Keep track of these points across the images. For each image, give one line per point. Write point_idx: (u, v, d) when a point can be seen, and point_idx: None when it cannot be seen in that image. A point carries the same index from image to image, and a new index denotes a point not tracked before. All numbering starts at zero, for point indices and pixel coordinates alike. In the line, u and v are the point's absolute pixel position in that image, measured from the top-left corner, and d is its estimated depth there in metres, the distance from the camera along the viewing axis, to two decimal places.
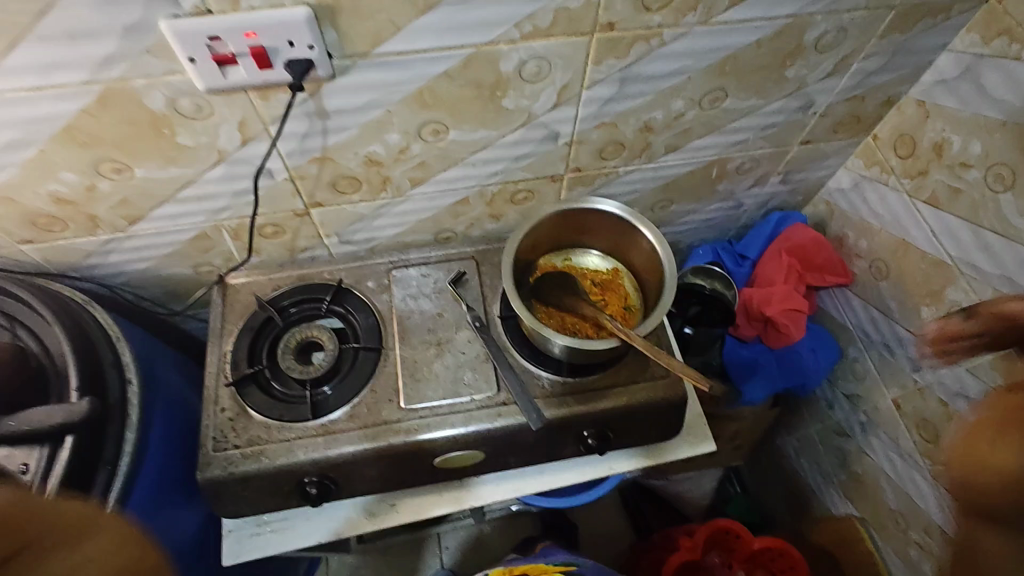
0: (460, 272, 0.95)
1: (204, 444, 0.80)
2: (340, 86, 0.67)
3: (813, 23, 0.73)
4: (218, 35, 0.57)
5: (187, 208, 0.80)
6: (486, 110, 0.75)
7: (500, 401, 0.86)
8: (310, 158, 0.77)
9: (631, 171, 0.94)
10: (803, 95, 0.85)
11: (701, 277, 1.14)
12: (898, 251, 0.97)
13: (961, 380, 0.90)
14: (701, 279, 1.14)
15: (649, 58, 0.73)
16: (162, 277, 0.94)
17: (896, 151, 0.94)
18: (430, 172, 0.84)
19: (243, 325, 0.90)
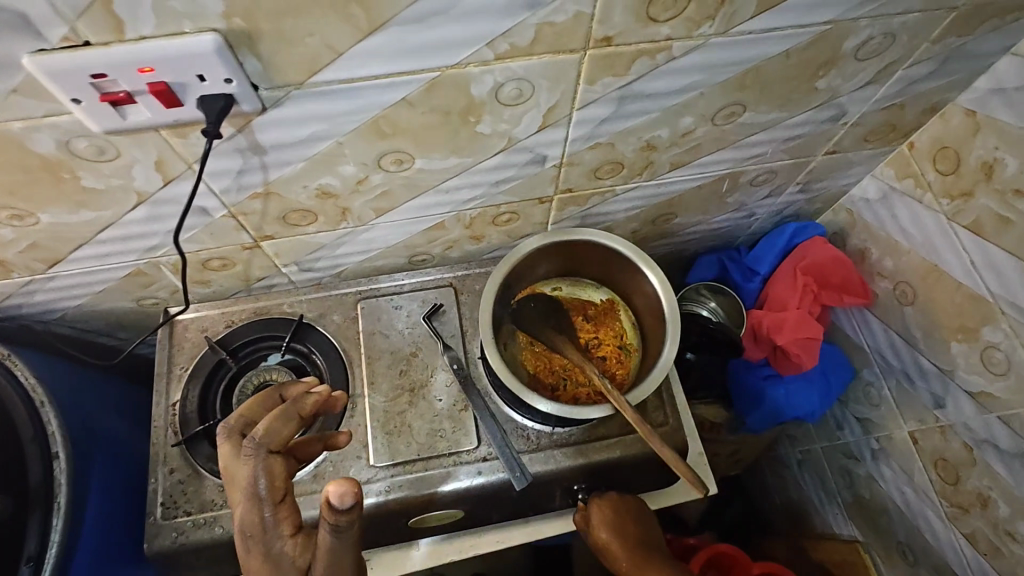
0: (436, 305, 0.85)
1: (152, 511, 0.73)
2: (274, 119, 0.54)
3: (854, 30, 0.60)
4: (102, 72, 0.45)
5: (114, 249, 0.69)
6: (458, 137, 0.63)
7: (480, 457, 0.78)
8: (251, 194, 0.65)
9: (631, 190, 0.82)
10: (834, 106, 0.73)
11: (702, 296, 1.07)
12: (928, 278, 0.86)
13: (991, 427, 0.81)
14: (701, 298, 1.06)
15: (653, 74, 0.59)
16: (101, 312, 0.83)
17: (935, 165, 0.82)
18: (397, 201, 0.73)
19: (192, 370, 0.80)
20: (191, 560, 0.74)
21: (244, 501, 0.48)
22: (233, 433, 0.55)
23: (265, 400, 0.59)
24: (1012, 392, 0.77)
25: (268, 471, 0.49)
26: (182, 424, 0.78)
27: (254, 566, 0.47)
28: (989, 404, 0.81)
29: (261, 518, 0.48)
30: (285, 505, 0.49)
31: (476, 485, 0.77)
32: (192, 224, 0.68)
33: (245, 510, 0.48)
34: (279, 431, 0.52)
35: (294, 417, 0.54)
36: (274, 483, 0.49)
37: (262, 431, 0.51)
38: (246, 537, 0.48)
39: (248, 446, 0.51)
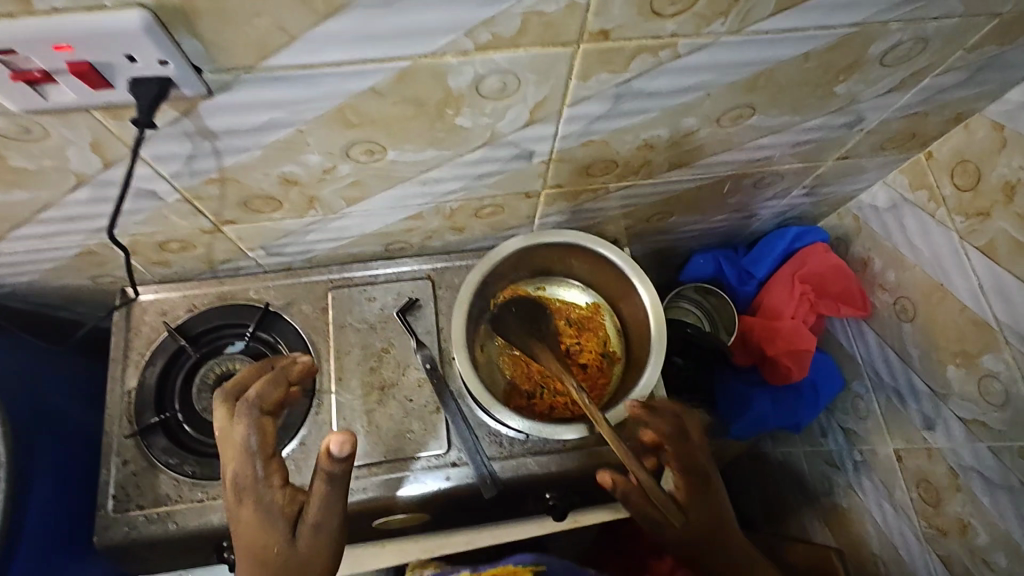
0: (412, 300, 0.81)
1: (103, 504, 0.70)
2: (223, 104, 0.48)
3: (883, 34, 0.54)
4: (11, 48, 0.38)
5: (58, 229, 0.63)
6: (435, 130, 0.56)
7: (450, 461, 0.75)
8: (205, 180, 0.59)
9: (624, 188, 0.76)
10: (852, 111, 0.67)
11: (681, 311, 1.04)
12: (932, 297, 0.82)
13: (979, 456, 0.79)
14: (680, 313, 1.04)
15: (655, 72, 0.53)
16: (54, 288, 0.78)
17: (952, 178, 0.76)
18: (369, 191, 0.67)
19: (150, 356, 0.76)
20: (143, 553, 0.71)
21: (240, 454, 0.52)
22: (230, 397, 0.57)
23: (255, 370, 0.61)
24: (1006, 424, 0.74)
25: (260, 428, 0.54)
26: (138, 413, 0.74)
27: (244, 517, 0.51)
28: (980, 433, 0.78)
29: (257, 468, 0.52)
30: (276, 460, 0.53)
31: (443, 491, 0.74)
32: (142, 207, 0.62)
33: (240, 462, 0.52)
34: (269, 394, 0.57)
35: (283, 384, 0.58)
36: (262, 443, 0.53)
37: (254, 394, 0.56)
38: (239, 489, 0.51)
39: (242, 408, 0.54)
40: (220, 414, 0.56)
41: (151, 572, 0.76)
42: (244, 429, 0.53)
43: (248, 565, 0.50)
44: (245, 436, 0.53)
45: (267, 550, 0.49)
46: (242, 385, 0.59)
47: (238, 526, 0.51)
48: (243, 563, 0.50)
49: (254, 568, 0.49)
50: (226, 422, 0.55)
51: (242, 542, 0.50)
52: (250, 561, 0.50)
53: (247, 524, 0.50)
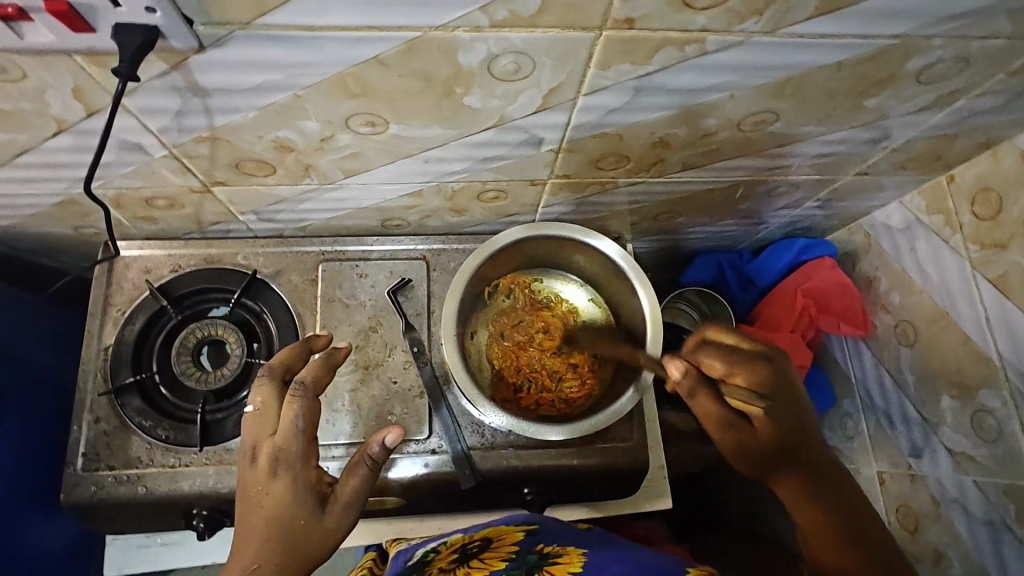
0: (404, 280, 0.78)
1: (71, 461, 0.69)
2: (216, 60, 0.45)
3: (922, 49, 0.51)
4: None
5: (39, 175, 0.60)
6: (441, 108, 0.53)
7: (429, 448, 0.73)
8: (195, 138, 0.56)
9: (634, 184, 0.74)
10: (879, 126, 0.64)
11: (682, 320, 1.01)
12: (936, 324, 0.80)
13: (963, 489, 0.78)
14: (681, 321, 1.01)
15: (679, 67, 0.50)
16: (34, 235, 0.75)
17: (972, 205, 0.73)
18: (367, 164, 0.64)
19: (130, 314, 0.74)
20: (110, 514, 0.70)
21: (286, 430, 0.50)
22: (276, 377, 0.55)
23: (298, 353, 0.59)
24: (996, 460, 0.73)
25: (308, 409, 0.51)
26: (113, 371, 0.72)
27: (276, 491, 0.48)
28: (968, 466, 0.77)
29: (302, 447, 0.50)
30: (316, 444, 0.51)
31: (420, 478, 0.72)
32: (128, 160, 0.59)
33: (286, 438, 0.49)
34: (320, 379, 0.54)
35: (333, 371, 0.56)
36: (308, 421, 0.50)
37: (307, 376, 0.53)
38: (276, 463, 0.49)
39: (295, 387, 0.52)
40: (265, 390, 0.54)
41: (118, 532, 0.75)
42: (295, 407, 0.50)
43: (265, 537, 0.47)
44: (296, 414, 0.50)
45: (292, 525, 0.48)
46: (286, 367, 0.57)
47: (263, 498, 0.48)
48: (259, 534, 0.47)
49: (274, 541, 0.47)
50: (271, 399, 0.53)
51: (266, 514, 0.48)
52: (271, 534, 0.47)
53: (277, 499, 0.48)
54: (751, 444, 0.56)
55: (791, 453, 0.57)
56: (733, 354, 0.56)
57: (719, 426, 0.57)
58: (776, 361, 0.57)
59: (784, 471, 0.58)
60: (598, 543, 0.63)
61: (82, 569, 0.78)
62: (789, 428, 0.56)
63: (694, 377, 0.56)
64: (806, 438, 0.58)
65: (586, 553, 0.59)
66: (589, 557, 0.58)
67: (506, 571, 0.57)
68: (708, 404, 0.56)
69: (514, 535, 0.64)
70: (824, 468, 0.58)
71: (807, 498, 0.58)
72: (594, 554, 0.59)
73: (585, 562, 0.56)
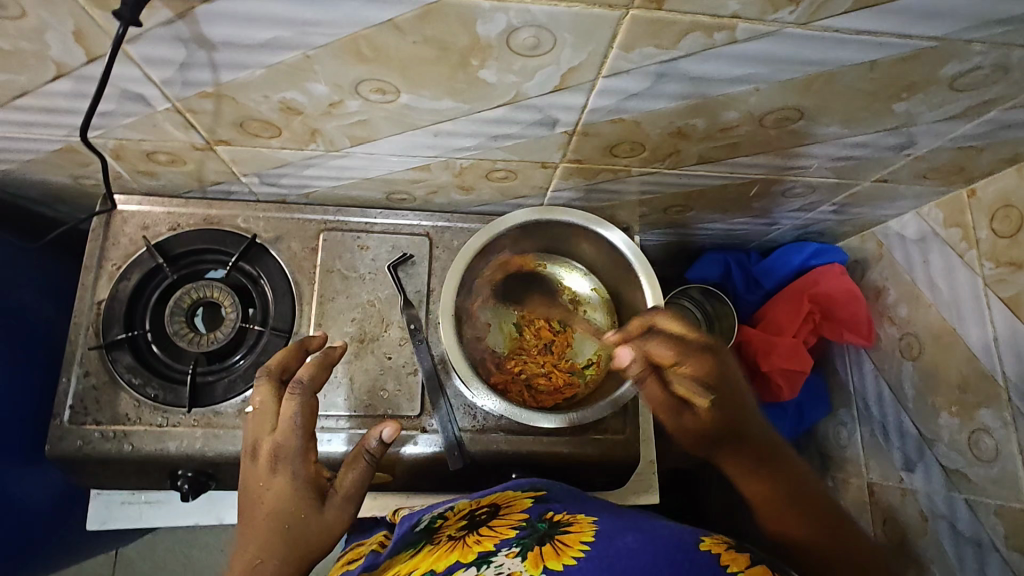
0: (405, 255, 0.78)
1: (58, 413, 0.68)
2: (223, 12, 0.43)
3: (962, 54, 0.49)
4: None
5: (37, 119, 0.58)
6: (456, 79, 0.51)
7: (419, 426, 0.73)
8: (200, 93, 0.54)
9: (647, 174, 0.72)
10: (904, 133, 0.62)
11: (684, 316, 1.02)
12: (941, 339, 0.79)
13: (953, 506, 0.77)
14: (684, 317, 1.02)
15: (706, 54, 0.48)
16: (31, 181, 0.73)
17: (991, 221, 0.72)
18: (375, 134, 0.62)
19: (126, 270, 0.73)
20: (95, 469, 0.70)
21: (286, 427, 0.53)
22: (274, 377, 0.57)
23: (293, 353, 0.60)
24: (989, 480, 0.72)
25: (307, 407, 0.54)
26: (105, 326, 0.71)
27: (277, 486, 0.51)
28: (960, 484, 0.76)
29: (301, 443, 0.53)
30: (315, 441, 0.54)
31: (409, 455, 0.72)
32: (129, 111, 0.57)
33: (285, 434, 0.52)
34: (319, 378, 0.57)
35: (330, 370, 0.58)
36: (307, 420, 0.54)
37: (305, 375, 0.56)
38: (277, 458, 0.52)
39: (294, 386, 0.55)
40: (265, 391, 0.56)
41: (102, 487, 0.75)
42: (295, 404, 0.53)
43: (266, 532, 0.49)
44: (296, 412, 0.53)
45: (293, 519, 0.50)
46: (282, 366, 0.59)
47: (265, 494, 0.51)
48: (260, 529, 0.49)
49: (275, 536, 0.49)
50: (269, 398, 0.56)
51: (267, 509, 0.50)
52: (271, 529, 0.49)
53: (278, 494, 0.51)
54: (694, 427, 0.62)
55: (737, 436, 0.60)
56: (678, 344, 0.61)
57: (666, 408, 0.63)
58: (723, 353, 0.61)
59: (729, 455, 0.61)
60: (608, 510, 0.61)
61: (65, 520, 0.78)
62: (729, 414, 0.60)
63: (641, 363, 0.63)
64: (747, 423, 0.61)
65: (597, 521, 0.57)
66: (601, 525, 0.55)
67: (516, 539, 0.54)
68: (655, 389, 0.63)
69: (522, 502, 0.61)
70: (772, 454, 0.60)
71: (757, 485, 0.59)
72: (605, 522, 0.56)
73: (596, 531, 0.54)
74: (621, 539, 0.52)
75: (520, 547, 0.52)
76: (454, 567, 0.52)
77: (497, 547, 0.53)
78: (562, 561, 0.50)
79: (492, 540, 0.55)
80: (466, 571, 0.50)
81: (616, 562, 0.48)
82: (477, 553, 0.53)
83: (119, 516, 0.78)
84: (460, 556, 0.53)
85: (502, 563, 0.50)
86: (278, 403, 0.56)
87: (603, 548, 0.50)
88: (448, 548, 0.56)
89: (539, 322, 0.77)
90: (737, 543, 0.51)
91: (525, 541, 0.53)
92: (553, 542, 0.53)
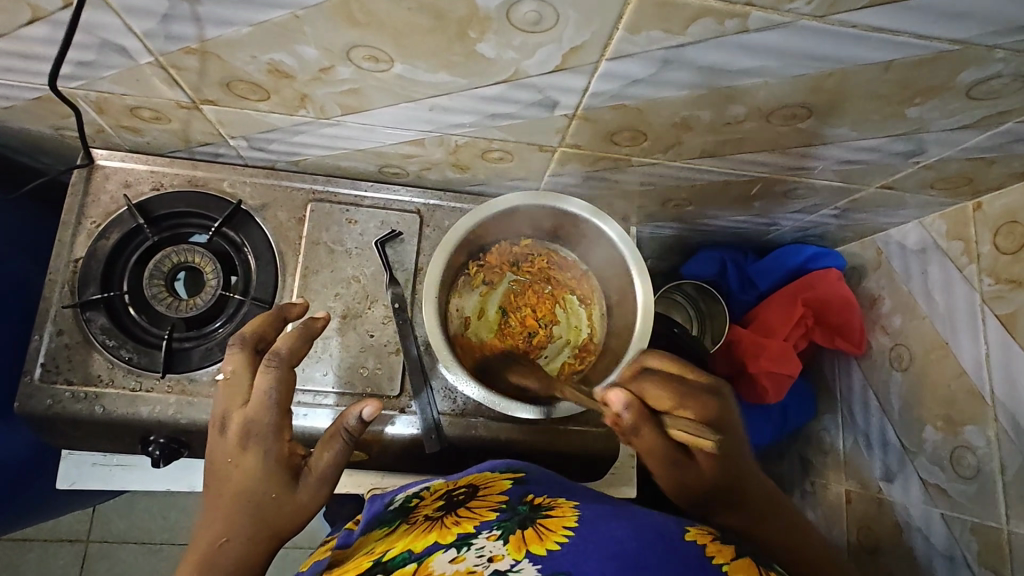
0: (395, 232, 0.76)
1: (29, 370, 0.67)
2: None
3: (981, 60, 0.46)
4: None
5: (13, 64, 0.56)
6: (452, 52, 0.49)
7: (398, 407, 0.72)
8: (184, 48, 0.51)
9: (648, 164, 0.70)
10: (914, 139, 0.60)
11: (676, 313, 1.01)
12: (933, 353, 0.78)
13: (929, 519, 0.77)
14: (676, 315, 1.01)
15: (715, 42, 0.45)
16: (11, 129, 0.71)
17: (994, 236, 0.70)
18: (368, 104, 0.59)
19: (104, 228, 0.71)
20: (66, 428, 0.69)
21: (258, 403, 0.51)
22: (250, 346, 0.55)
23: (271, 320, 0.58)
24: (968, 497, 0.72)
25: (283, 383, 0.52)
26: (81, 284, 0.70)
27: (245, 465, 0.50)
28: (938, 499, 0.76)
29: (274, 421, 0.51)
30: (289, 418, 0.53)
31: (386, 435, 0.71)
32: (111, 63, 0.55)
33: (258, 411, 0.51)
34: (297, 350, 0.54)
35: (310, 342, 0.56)
36: (280, 399, 0.52)
37: (283, 347, 0.53)
38: (248, 436, 0.51)
39: (270, 359, 0.52)
40: (238, 359, 0.54)
41: (73, 447, 0.74)
42: (269, 379, 0.52)
43: (234, 510, 0.50)
44: (270, 387, 0.51)
45: (264, 498, 0.50)
46: (259, 333, 0.57)
47: (234, 471, 0.50)
48: (227, 506, 0.50)
49: (243, 515, 0.49)
50: (242, 369, 0.53)
51: (235, 486, 0.50)
52: (239, 507, 0.50)
53: (246, 472, 0.50)
54: (692, 482, 0.55)
55: (731, 486, 0.56)
56: (676, 386, 0.55)
57: (659, 460, 0.54)
58: (722, 395, 0.56)
59: (727, 505, 0.56)
60: (589, 495, 0.60)
61: (36, 477, 0.77)
62: (727, 464, 0.56)
63: (638, 412, 0.52)
64: (741, 480, 0.57)
65: (577, 506, 0.56)
66: (582, 511, 0.55)
67: (497, 521, 0.53)
68: (650, 440, 0.53)
69: (501, 484, 0.60)
70: (764, 499, 0.58)
71: (761, 530, 0.56)
72: (587, 508, 0.55)
73: (580, 516, 0.53)
74: (606, 525, 0.51)
75: (501, 530, 0.52)
76: (433, 548, 0.51)
77: (477, 528, 0.52)
78: (545, 547, 0.49)
79: (472, 522, 0.54)
80: (446, 553, 0.49)
81: (602, 548, 0.47)
82: (456, 534, 0.52)
83: (89, 477, 0.77)
84: (439, 537, 0.53)
85: (483, 546, 0.49)
86: (252, 373, 0.54)
87: (587, 534, 0.50)
88: (425, 528, 0.55)
89: (521, 312, 0.76)
90: (722, 535, 0.51)
91: (506, 525, 0.52)
92: (535, 525, 0.52)
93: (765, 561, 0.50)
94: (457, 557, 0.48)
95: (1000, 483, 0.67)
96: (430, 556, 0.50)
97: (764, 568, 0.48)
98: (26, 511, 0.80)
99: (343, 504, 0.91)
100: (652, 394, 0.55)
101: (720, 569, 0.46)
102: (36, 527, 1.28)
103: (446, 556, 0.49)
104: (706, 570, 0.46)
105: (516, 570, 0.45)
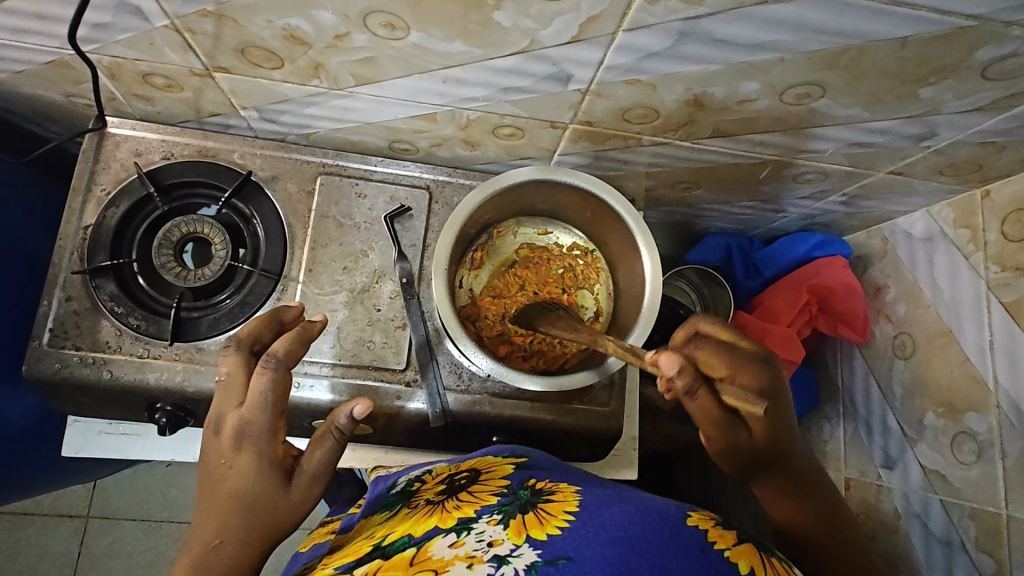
0: (404, 207, 0.76)
1: (38, 335, 0.67)
2: None
3: (999, 37, 0.46)
4: None
5: (28, 25, 0.56)
6: (468, 20, 0.49)
7: (403, 380, 0.72)
8: (200, 11, 0.51)
9: (659, 144, 0.69)
10: (926, 122, 0.60)
11: (680, 294, 1.03)
12: (937, 340, 0.78)
13: (928, 506, 0.78)
14: (681, 295, 1.03)
15: (733, 14, 0.45)
16: (21, 95, 0.71)
17: (1002, 224, 0.70)
18: (381, 74, 0.59)
19: (113, 196, 0.72)
20: (73, 394, 0.69)
21: (253, 405, 0.51)
22: (246, 349, 0.56)
23: (267, 321, 0.59)
24: (968, 483, 0.73)
25: (278, 384, 0.52)
26: (90, 251, 0.70)
27: (239, 465, 0.50)
28: (938, 485, 0.77)
29: (269, 422, 0.51)
30: (284, 418, 0.52)
31: (392, 407, 0.72)
32: (126, 25, 0.55)
33: (252, 413, 0.51)
34: (295, 355, 0.54)
35: (307, 344, 0.56)
36: (274, 403, 0.51)
37: (280, 349, 0.53)
38: (241, 437, 0.51)
39: (266, 360, 0.52)
40: (235, 362, 0.55)
41: (79, 414, 0.74)
42: (264, 381, 0.51)
43: (226, 511, 0.50)
44: (265, 389, 0.51)
45: (257, 500, 0.50)
46: (254, 336, 0.57)
47: (229, 472, 0.50)
48: (221, 507, 0.50)
49: (237, 517, 0.50)
50: (237, 370, 0.54)
51: (230, 487, 0.50)
52: (232, 508, 0.50)
53: (240, 473, 0.50)
54: (745, 442, 0.56)
55: (777, 450, 0.57)
56: (728, 353, 0.56)
57: (710, 417, 0.55)
58: (771, 361, 0.58)
59: (767, 473, 0.58)
60: (592, 480, 0.59)
61: (42, 443, 0.78)
62: (779, 430, 0.57)
63: (691, 377, 0.52)
64: (790, 446, 0.58)
65: (580, 491, 0.55)
66: (585, 495, 0.54)
67: (498, 506, 0.53)
68: (705, 403, 0.54)
69: (503, 468, 0.60)
70: (803, 475, 0.58)
71: (790, 503, 0.58)
72: (589, 491, 0.55)
73: (581, 501, 0.52)
74: (607, 510, 0.50)
75: (502, 514, 0.51)
76: (433, 533, 0.51)
77: (477, 514, 0.52)
78: (546, 531, 0.48)
79: (473, 506, 0.54)
80: (445, 537, 0.50)
81: (601, 533, 0.47)
82: (457, 519, 0.52)
83: (95, 445, 0.78)
84: (439, 521, 0.53)
85: (483, 531, 0.49)
86: (247, 375, 0.54)
87: (587, 519, 0.49)
88: (427, 512, 0.56)
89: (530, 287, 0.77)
90: (724, 518, 0.51)
91: (507, 510, 0.52)
92: (535, 511, 0.52)
93: (764, 543, 0.50)
94: (457, 542, 0.48)
95: (1000, 470, 0.68)
96: (429, 540, 0.50)
97: (765, 554, 0.48)
98: (32, 477, 0.81)
99: (344, 484, 0.92)
100: (711, 361, 0.56)
101: (720, 554, 0.46)
102: (37, 502, 1.28)
103: (445, 541, 0.49)
104: (707, 554, 0.46)
105: (516, 555, 0.45)
